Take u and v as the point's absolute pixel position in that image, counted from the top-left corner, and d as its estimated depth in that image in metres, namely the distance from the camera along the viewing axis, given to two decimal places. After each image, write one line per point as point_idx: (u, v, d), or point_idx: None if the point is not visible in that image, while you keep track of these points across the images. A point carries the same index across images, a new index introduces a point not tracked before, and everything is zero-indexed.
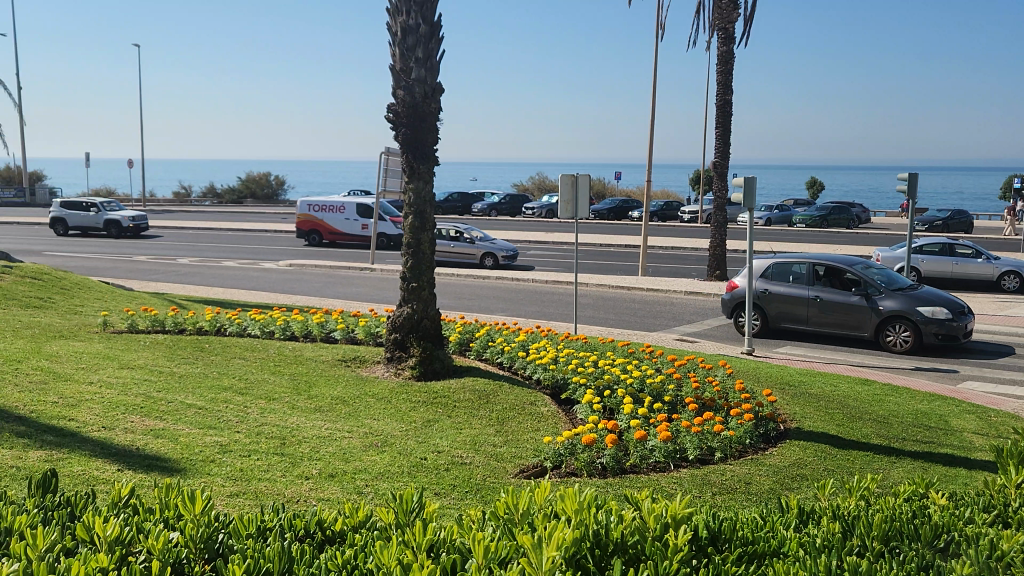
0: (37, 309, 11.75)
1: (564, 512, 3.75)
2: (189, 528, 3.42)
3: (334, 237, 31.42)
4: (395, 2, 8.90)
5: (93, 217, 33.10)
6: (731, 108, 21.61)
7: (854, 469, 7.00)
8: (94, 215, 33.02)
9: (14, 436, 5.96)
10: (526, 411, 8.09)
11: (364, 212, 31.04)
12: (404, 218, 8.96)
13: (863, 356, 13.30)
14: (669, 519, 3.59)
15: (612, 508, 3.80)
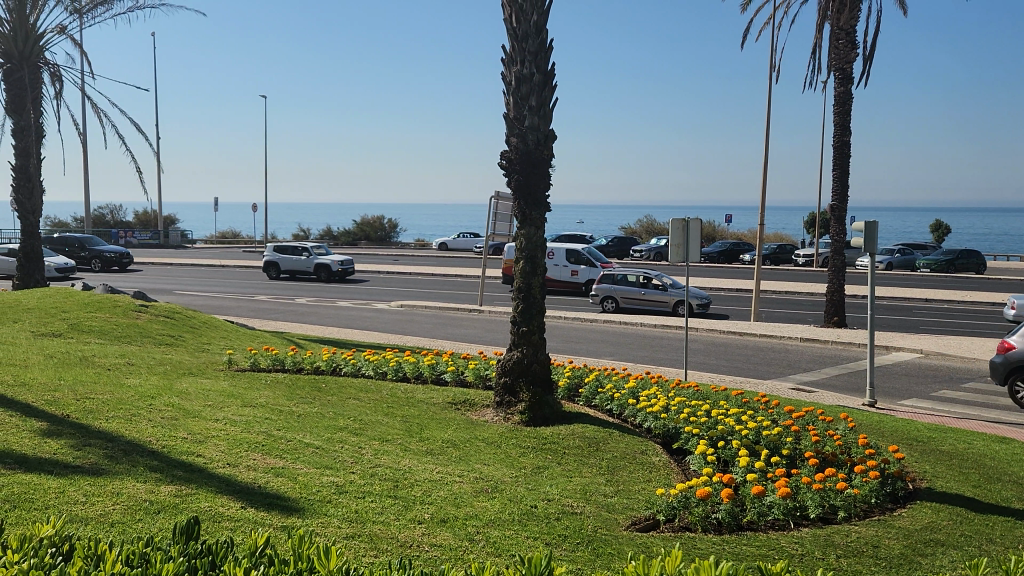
0: (167, 347, 12.39)
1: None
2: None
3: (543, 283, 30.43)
4: (509, 53, 9.05)
5: (307, 260, 34.30)
6: (849, 149, 20.88)
7: (997, 535, 6.46)
8: (307, 258, 34.26)
9: (148, 470, 6.25)
10: (636, 460, 7.89)
11: (573, 256, 29.79)
12: (514, 263, 9.00)
13: (998, 412, 12.39)
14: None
15: None
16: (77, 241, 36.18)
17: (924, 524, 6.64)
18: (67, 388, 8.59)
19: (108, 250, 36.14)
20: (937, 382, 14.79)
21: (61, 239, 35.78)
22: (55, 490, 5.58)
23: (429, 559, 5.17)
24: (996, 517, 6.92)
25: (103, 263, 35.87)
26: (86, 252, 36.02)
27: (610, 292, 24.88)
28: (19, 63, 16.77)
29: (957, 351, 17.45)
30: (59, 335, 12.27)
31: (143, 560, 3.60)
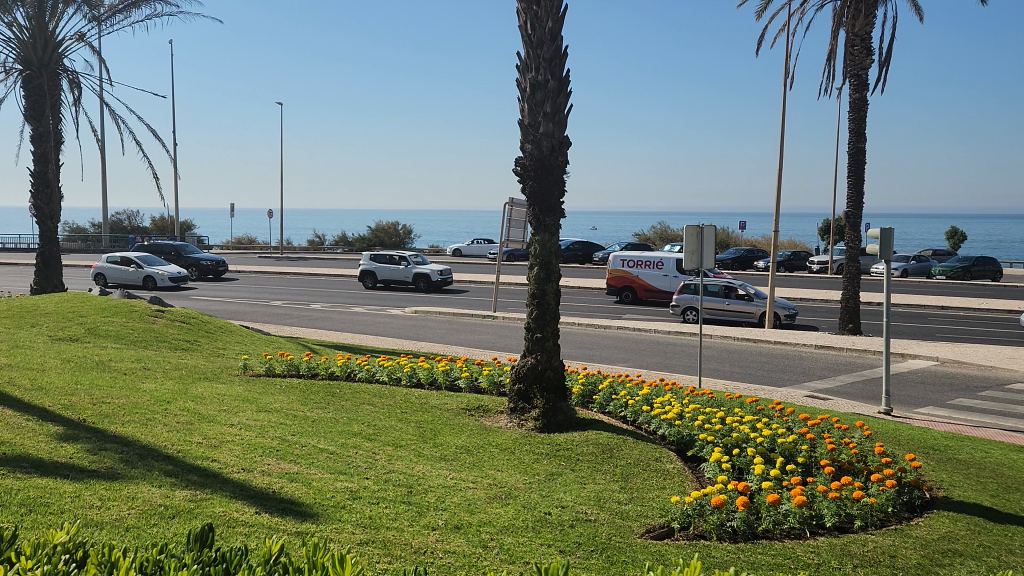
0: (184, 352, 12.45)
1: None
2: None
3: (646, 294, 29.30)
4: (524, 60, 9.04)
5: (404, 270, 33.18)
6: (864, 156, 20.75)
7: (1014, 545, 6.38)
8: (404, 268, 33.24)
9: (163, 474, 6.27)
10: (651, 467, 7.85)
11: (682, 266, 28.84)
12: (529, 269, 8.97)
13: (1015, 421, 12.24)
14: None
15: None
16: (175, 250, 36.33)
17: (938, 534, 6.55)
18: (85, 392, 8.64)
19: (206, 260, 36.06)
20: (953, 390, 14.65)
21: (161, 247, 36.14)
22: (71, 494, 5.61)
23: (443, 566, 5.15)
24: (1012, 527, 6.82)
25: (199, 271, 35.92)
26: (184, 260, 36.06)
27: (693, 303, 24.61)
28: (38, 69, 16.87)
29: (974, 359, 17.27)
30: (76, 339, 12.35)
31: (157, 568, 3.60)
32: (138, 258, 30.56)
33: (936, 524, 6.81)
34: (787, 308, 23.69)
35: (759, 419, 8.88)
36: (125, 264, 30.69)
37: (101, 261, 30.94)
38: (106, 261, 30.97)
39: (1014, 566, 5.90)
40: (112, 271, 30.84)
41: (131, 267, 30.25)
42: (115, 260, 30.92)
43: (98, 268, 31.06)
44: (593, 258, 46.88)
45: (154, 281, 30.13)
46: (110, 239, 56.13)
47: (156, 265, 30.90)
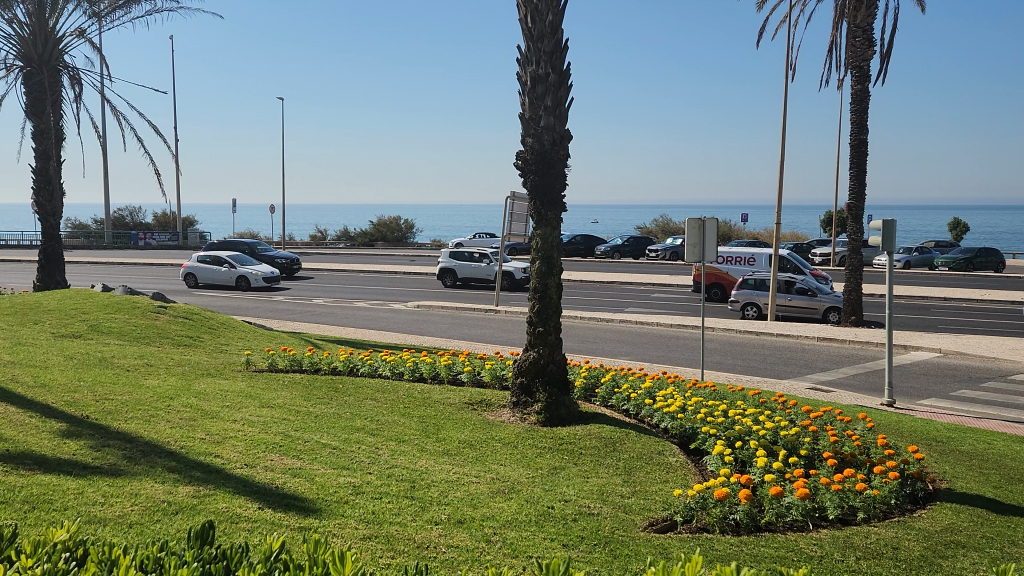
0: (187, 348, 12.46)
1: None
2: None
3: None
4: (525, 54, 9.02)
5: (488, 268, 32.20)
6: (867, 147, 20.68)
7: (1015, 537, 6.37)
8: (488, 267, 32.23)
9: (166, 471, 6.28)
10: (653, 461, 7.84)
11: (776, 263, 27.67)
12: (530, 263, 8.96)
13: (1017, 412, 12.23)
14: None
15: None
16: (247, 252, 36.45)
17: (938, 525, 6.56)
18: (87, 388, 8.66)
19: (280, 256, 35.91)
20: (956, 381, 14.63)
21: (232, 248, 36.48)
22: (74, 491, 5.62)
23: (446, 561, 5.16)
24: (1008, 519, 6.83)
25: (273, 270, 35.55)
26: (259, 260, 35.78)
27: (752, 298, 23.88)
28: (39, 66, 16.86)
29: (976, 350, 17.25)
30: (79, 336, 12.36)
31: (158, 565, 3.61)
32: (231, 258, 30.41)
33: (933, 515, 6.84)
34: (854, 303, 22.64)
35: (759, 412, 8.89)
36: (216, 265, 30.68)
37: (192, 261, 31.00)
38: (197, 261, 30.95)
39: (1016, 558, 5.90)
40: (203, 270, 30.76)
41: (224, 267, 30.16)
42: (206, 260, 30.83)
43: (189, 267, 31.06)
44: (595, 252, 46.82)
45: (246, 282, 29.92)
46: (113, 235, 56.08)
47: (249, 265, 30.66)
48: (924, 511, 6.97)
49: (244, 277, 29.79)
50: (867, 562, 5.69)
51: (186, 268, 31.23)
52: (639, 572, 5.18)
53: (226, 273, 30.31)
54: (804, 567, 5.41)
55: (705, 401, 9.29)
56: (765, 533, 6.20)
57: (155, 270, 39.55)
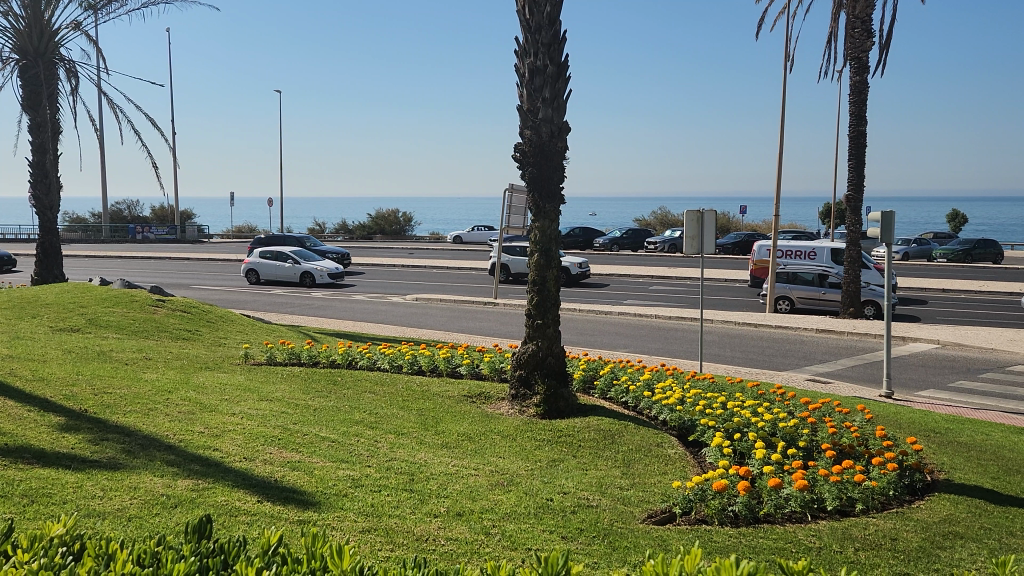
0: (186, 342, 12.45)
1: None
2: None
3: None
4: (523, 45, 8.99)
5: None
6: (865, 139, 20.66)
7: (1014, 528, 6.38)
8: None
9: (165, 464, 6.27)
10: (652, 453, 7.85)
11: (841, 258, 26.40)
12: (529, 256, 8.95)
13: (1015, 403, 12.25)
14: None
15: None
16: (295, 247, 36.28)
17: (935, 516, 6.58)
18: (86, 382, 8.65)
19: (330, 251, 35.59)
20: (954, 372, 14.64)
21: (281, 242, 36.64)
22: (73, 485, 5.61)
23: (446, 553, 5.16)
24: (1004, 509, 6.85)
25: None
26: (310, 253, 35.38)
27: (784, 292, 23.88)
28: (35, 59, 16.79)
29: (974, 341, 17.27)
30: (77, 330, 12.34)
31: (155, 560, 3.60)
32: (294, 253, 29.60)
33: (930, 506, 6.85)
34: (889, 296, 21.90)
35: (757, 404, 8.89)
36: (279, 260, 29.81)
37: (254, 256, 30.23)
38: (259, 256, 30.20)
39: (1014, 548, 5.91)
40: (267, 266, 29.94)
41: (287, 263, 29.35)
42: (269, 255, 30.02)
43: (252, 263, 30.30)
44: (594, 244, 46.74)
45: (312, 278, 29.11)
46: (110, 230, 55.80)
47: (312, 260, 29.82)
48: (922, 503, 6.98)
49: (310, 274, 28.99)
50: (863, 553, 5.70)
51: (249, 264, 30.45)
52: (639, 564, 5.18)
53: (290, 269, 29.54)
54: (803, 558, 5.41)
55: (704, 393, 9.29)
56: (764, 525, 6.20)
57: (152, 263, 39.43)
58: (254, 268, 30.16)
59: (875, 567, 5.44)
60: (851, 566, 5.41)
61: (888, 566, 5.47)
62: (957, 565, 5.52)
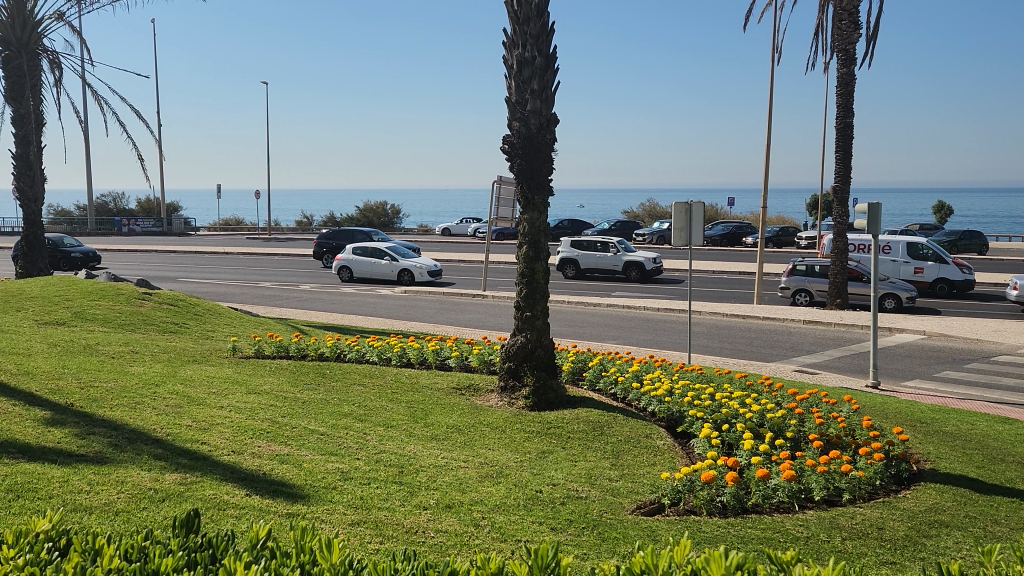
0: (172, 335, 12.39)
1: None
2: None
3: None
4: (511, 37, 8.95)
5: (614, 258, 29.48)
6: (852, 131, 20.72)
7: (997, 516, 6.45)
8: (614, 256, 29.49)
9: (152, 458, 6.24)
10: (641, 444, 7.87)
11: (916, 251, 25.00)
12: (518, 248, 8.93)
13: (1001, 393, 12.35)
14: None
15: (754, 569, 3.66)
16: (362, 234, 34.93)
17: (919, 504, 6.66)
18: (72, 376, 8.61)
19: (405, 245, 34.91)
20: (940, 363, 14.74)
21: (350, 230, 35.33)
22: (60, 479, 5.58)
23: (435, 545, 5.16)
24: (985, 497, 6.92)
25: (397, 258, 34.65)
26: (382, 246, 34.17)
27: (804, 286, 23.10)
28: (18, 50, 16.59)
29: (960, 332, 17.39)
30: (63, 323, 12.26)
31: (142, 555, 3.58)
32: (391, 251, 28.10)
33: (914, 495, 6.92)
34: (908, 289, 21.36)
35: (745, 395, 8.92)
36: (375, 257, 28.36)
37: (347, 253, 28.81)
38: (352, 254, 28.72)
39: (999, 537, 5.97)
40: (360, 264, 28.54)
41: (382, 262, 27.88)
42: (363, 253, 28.58)
43: (344, 260, 28.81)
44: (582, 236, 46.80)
45: (410, 277, 27.61)
46: (96, 222, 55.25)
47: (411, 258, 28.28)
48: (906, 491, 7.06)
49: (408, 273, 27.54)
50: (850, 541, 5.76)
51: (342, 261, 28.98)
52: (628, 554, 5.20)
53: (387, 267, 28.11)
54: (791, 549, 5.44)
55: (693, 384, 9.31)
56: (749, 514, 6.25)
57: (138, 256, 39.11)
58: (347, 266, 28.67)
59: (858, 555, 5.49)
60: (835, 555, 5.46)
61: (872, 554, 5.53)
62: (941, 553, 5.58)
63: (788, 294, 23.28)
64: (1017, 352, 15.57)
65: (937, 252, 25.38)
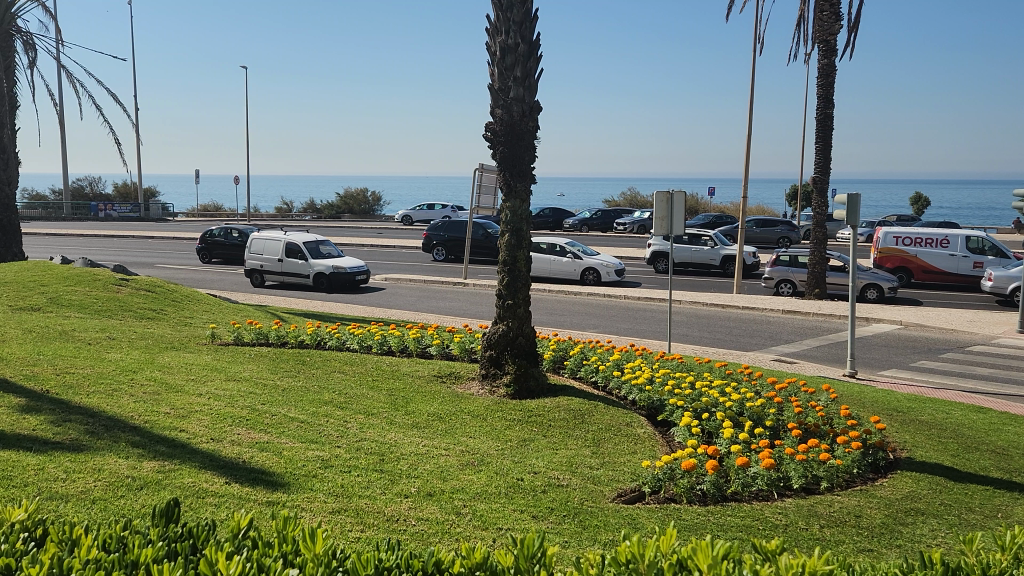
0: (149, 321, 12.24)
1: (691, 568, 3.57)
2: (313, 569, 3.41)
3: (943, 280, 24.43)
4: (494, 23, 8.87)
5: (711, 252, 28.84)
6: (832, 122, 20.84)
7: (971, 503, 6.53)
8: (711, 250, 28.86)
9: (129, 446, 6.16)
10: (621, 432, 7.87)
11: (975, 245, 24.27)
12: (500, 236, 8.88)
13: (976, 382, 12.49)
14: (808, 570, 3.57)
15: (744, 561, 3.65)
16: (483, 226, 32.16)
17: (893, 491, 6.75)
18: (46, 362, 8.46)
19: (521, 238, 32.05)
20: (916, 352, 14.90)
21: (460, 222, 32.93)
22: (34, 467, 5.48)
23: (417, 533, 5.14)
24: (955, 485, 7.00)
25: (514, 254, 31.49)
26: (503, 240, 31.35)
27: (788, 276, 23.13)
28: None
29: (936, 322, 17.57)
30: (38, 309, 12.07)
31: (120, 545, 3.52)
32: (575, 246, 24.69)
33: (887, 483, 7.00)
34: (890, 279, 21.54)
35: (726, 384, 8.94)
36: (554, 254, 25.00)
37: None
38: None
39: (974, 524, 6.03)
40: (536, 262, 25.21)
41: (566, 258, 24.53)
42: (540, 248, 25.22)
43: None
44: (564, 225, 46.77)
45: (597, 277, 24.13)
46: (71, 208, 54.55)
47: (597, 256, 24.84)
48: (880, 480, 7.11)
49: (595, 271, 24.05)
50: (826, 528, 5.80)
51: None
52: (609, 542, 5.22)
53: (568, 263, 24.70)
54: (772, 537, 5.48)
55: (674, 373, 9.32)
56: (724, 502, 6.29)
57: (114, 242, 38.64)
58: None
59: (835, 542, 5.52)
60: (811, 542, 5.49)
61: (848, 541, 5.58)
62: (914, 540, 5.65)
63: (771, 284, 23.36)
64: (992, 342, 15.77)
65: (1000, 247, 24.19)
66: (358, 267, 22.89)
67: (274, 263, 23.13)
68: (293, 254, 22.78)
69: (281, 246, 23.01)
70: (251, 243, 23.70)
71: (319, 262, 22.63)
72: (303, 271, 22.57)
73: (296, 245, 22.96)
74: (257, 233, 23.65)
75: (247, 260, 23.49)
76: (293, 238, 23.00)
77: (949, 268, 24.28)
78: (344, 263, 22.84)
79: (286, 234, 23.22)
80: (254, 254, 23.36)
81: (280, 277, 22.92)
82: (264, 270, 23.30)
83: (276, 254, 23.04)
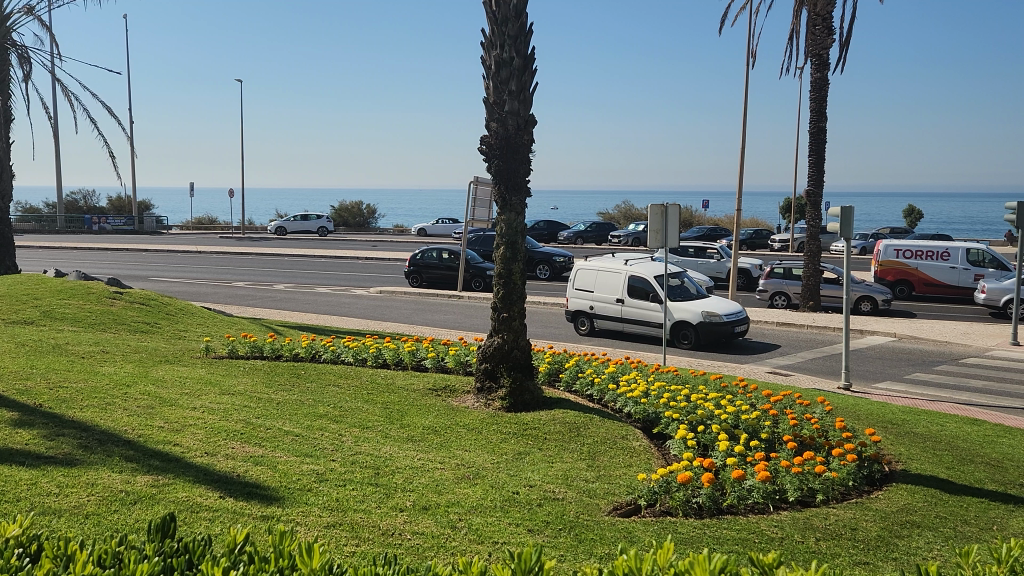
0: (143, 334, 12.21)
1: None
2: None
3: (941, 292, 24.50)
4: (489, 37, 8.90)
5: (717, 265, 28.89)
6: (825, 135, 20.93)
7: (972, 518, 6.49)
8: (717, 263, 28.89)
9: (123, 460, 6.13)
10: (617, 445, 7.87)
11: (976, 257, 24.30)
12: (496, 248, 8.89)
13: (970, 394, 12.51)
14: None
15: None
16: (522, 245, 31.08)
17: (884, 501, 6.81)
18: (40, 376, 8.43)
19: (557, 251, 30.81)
20: (910, 365, 14.92)
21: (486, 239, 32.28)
22: (27, 482, 5.46)
23: (412, 548, 5.11)
24: (945, 496, 7.02)
25: (552, 270, 30.45)
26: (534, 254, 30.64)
27: (783, 288, 23.19)
28: None
29: (930, 334, 17.62)
30: (31, 323, 12.03)
31: (116, 561, 3.50)
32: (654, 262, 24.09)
33: (872, 495, 7.06)
34: (884, 292, 21.59)
35: (722, 398, 8.91)
36: None
37: None
38: None
39: (970, 537, 6.02)
40: None
41: None
42: None
43: None
44: (559, 237, 46.84)
45: None
46: (66, 220, 54.72)
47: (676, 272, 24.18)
48: (866, 489, 7.17)
49: None
50: (826, 540, 5.82)
51: None
52: (608, 557, 5.18)
53: None
54: (769, 551, 5.45)
55: (668, 387, 9.27)
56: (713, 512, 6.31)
57: (110, 254, 38.78)
58: None
59: (832, 555, 5.52)
60: (804, 555, 5.48)
61: (843, 553, 5.57)
62: (908, 551, 5.68)
63: (766, 296, 23.39)
64: (986, 355, 15.80)
65: (999, 260, 24.23)
66: (735, 313, 16.40)
67: (610, 304, 17.27)
68: (639, 294, 16.81)
69: (621, 281, 17.09)
70: (574, 275, 17.97)
71: (682, 306, 16.44)
72: (654, 318, 16.56)
73: (639, 279, 16.93)
74: (581, 262, 17.84)
75: (570, 299, 17.94)
76: (636, 270, 16.93)
77: (948, 280, 24.32)
78: (716, 307, 16.52)
79: (626, 264, 17.23)
80: (580, 292, 17.66)
81: (622, 326, 17.11)
82: (591, 312, 17.56)
83: (613, 292, 17.16)
